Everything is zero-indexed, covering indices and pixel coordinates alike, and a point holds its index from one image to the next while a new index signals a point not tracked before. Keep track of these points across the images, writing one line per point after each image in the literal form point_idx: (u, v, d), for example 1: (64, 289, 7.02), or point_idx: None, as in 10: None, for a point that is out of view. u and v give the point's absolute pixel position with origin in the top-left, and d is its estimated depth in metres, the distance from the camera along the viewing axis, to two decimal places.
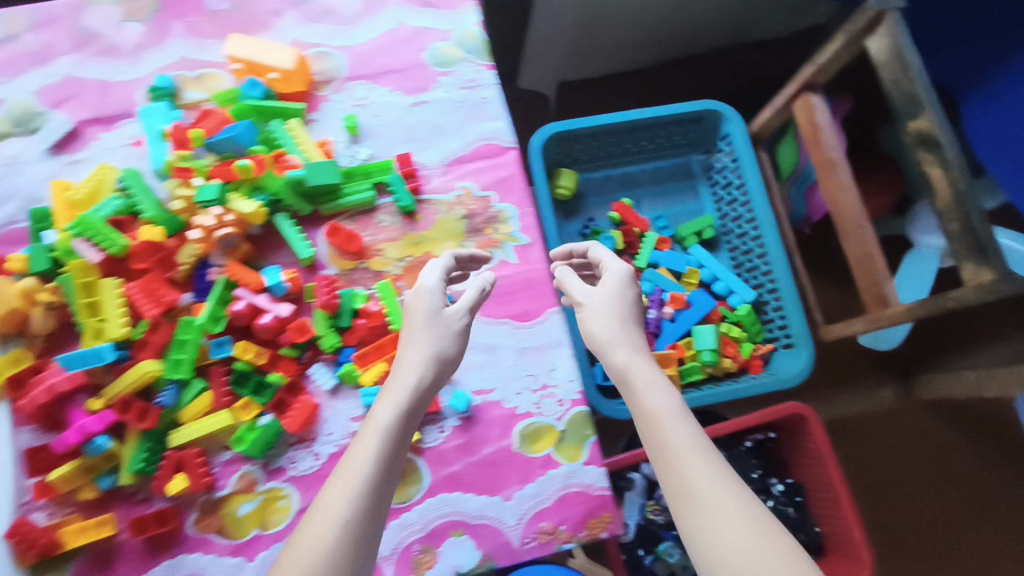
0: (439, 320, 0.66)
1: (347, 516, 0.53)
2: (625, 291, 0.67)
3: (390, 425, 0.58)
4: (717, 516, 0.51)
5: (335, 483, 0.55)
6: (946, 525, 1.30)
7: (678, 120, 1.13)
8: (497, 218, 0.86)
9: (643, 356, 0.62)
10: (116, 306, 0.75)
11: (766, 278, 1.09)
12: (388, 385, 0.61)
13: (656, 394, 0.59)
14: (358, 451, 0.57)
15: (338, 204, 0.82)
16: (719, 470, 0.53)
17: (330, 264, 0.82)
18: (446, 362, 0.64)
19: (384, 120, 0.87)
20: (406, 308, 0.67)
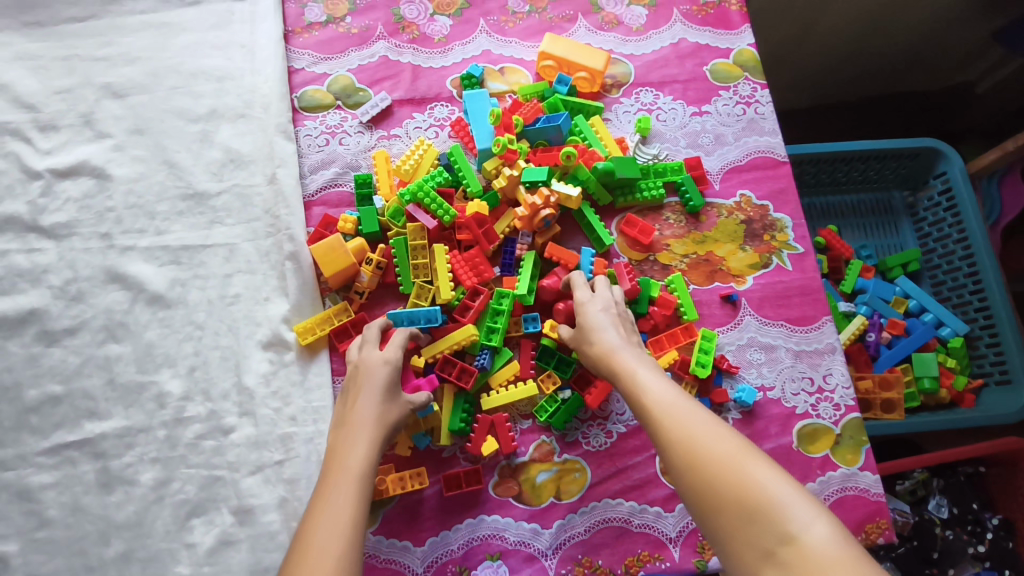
0: (399, 394, 0.69)
1: (340, 535, 0.54)
2: (592, 307, 0.73)
3: (360, 472, 0.60)
4: (690, 446, 0.54)
5: (318, 514, 0.55)
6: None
7: (896, 154, 1.18)
8: (774, 225, 0.91)
9: (622, 347, 0.67)
10: (444, 272, 0.80)
11: (981, 313, 1.11)
12: (353, 434, 0.64)
13: (626, 373, 0.64)
14: (334, 492, 0.58)
15: (634, 196, 0.88)
16: (688, 409, 0.58)
17: (621, 254, 0.87)
18: (395, 423, 0.67)
19: (670, 125, 0.94)
20: (359, 379, 0.69)
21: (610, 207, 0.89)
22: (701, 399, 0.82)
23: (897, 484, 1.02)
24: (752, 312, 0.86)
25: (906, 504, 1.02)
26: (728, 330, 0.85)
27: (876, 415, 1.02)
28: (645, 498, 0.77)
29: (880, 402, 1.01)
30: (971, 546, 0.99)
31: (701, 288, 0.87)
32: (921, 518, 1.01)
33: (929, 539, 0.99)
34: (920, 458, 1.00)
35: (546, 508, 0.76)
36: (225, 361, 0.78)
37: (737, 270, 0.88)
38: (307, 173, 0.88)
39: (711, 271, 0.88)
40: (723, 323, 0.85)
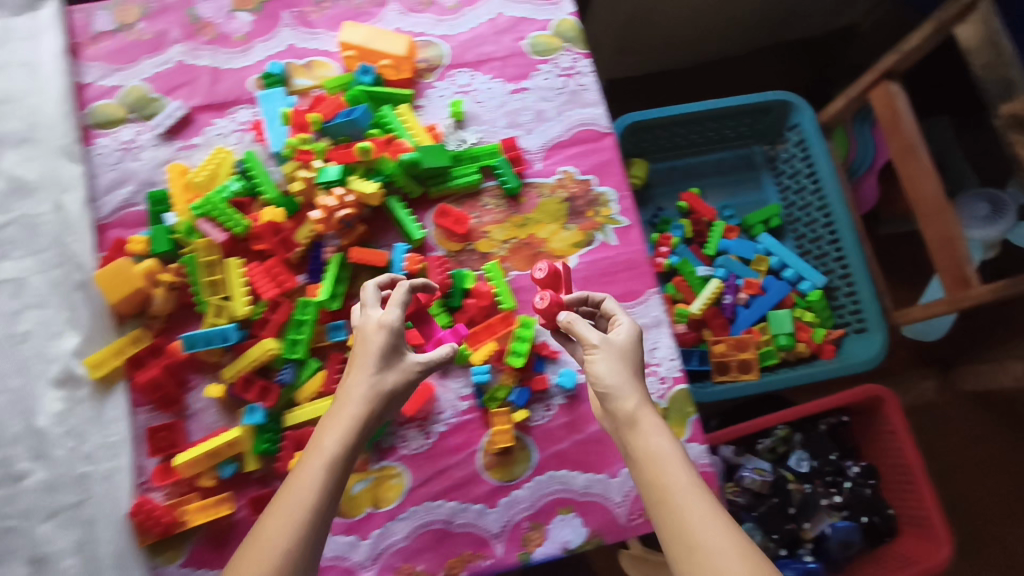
0: (396, 360, 0.66)
1: (291, 539, 0.57)
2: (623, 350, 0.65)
3: (333, 457, 0.61)
4: (705, 556, 0.54)
5: (276, 509, 0.59)
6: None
7: (747, 111, 1.16)
8: (598, 200, 0.88)
9: (648, 408, 0.63)
10: (239, 286, 0.77)
11: (838, 265, 1.11)
12: (338, 414, 0.64)
13: (655, 447, 0.60)
14: (300, 479, 0.60)
15: (447, 186, 0.85)
16: (718, 519, 0.56)
17: (438, 246, 0.84)
18: (388, 395, 0.65)
19: (487, 106, 0.90)
20: (358, 347, 0.67)
21: (424, 198, 0.85)
22: (522, 389, 0.80)
23: (757, 444, 1.05)
24: (576, 293, 0.84)
25: (766, 462, 1.04)
26: None
27: (732, 377, 1.03)
28: (466, 497, 0.76)
29: (734, 364, 1.03)
30: (827, 498, 1.01)
31: (522, 273, 0.85)
32: (780, 474, 1.02)
33: (788, 495, 1.00)
34: (773, 416, 1.01)
35: (363, 519, 0.74)
36: (12, 406, 0.71)
37: (560, 251, 0.85)
38: (100, 195, 0.84)
39: (533, 254, 0.85)
40: None
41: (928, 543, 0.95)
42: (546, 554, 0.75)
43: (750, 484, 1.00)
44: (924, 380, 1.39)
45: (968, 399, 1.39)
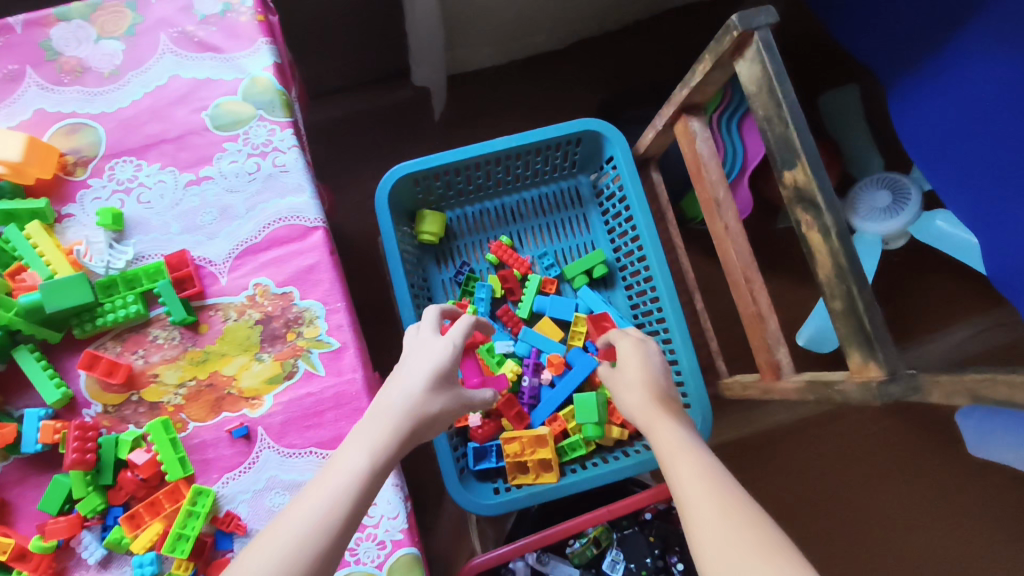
0: (450, 382, 0.65)
1: (319, 520, 0.51)
2: (637, 354, 0.72)
3: (371, 458, 0.56)
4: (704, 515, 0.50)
5: (318, 489, 0.53)
6: (901, 540, 1.27)
7: (553, 143, 0.97)
8: (300, 318, 0.71)
9: (670, 412, 0.64)
10: None
11: (661, 326, 0.94)
12: (387, 412, 0.60)
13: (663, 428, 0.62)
14: (343, 464, 0.55)
15: (94, 325, 0.68)
16: (712, 474, 0.53)
17: (93, 401, 0.67)
18: (435, 410, 0.62)
19: (156, 209, 0.72)
20: (414, 360, 0.65)
21: (72, 339, 0.69)
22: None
23: (568, 546, 0.89)
24: (272, 444, 0.68)
25: (576, 568, 0.88)
26: (240, 475, 0.67)
27: (530, 477, 0.88)
28: None
29: (533, 463, 0.88)
30: None
31: (202, 426, 0.68)
32: None
33: None
34: (575, 524, 0.85)
35: None
36: None
37: (251, 390, 0.69)
38: None
39: (215, 399, 0.69)
40: (232, 467, 0.67)
41: None
42: None
43: None
44: None
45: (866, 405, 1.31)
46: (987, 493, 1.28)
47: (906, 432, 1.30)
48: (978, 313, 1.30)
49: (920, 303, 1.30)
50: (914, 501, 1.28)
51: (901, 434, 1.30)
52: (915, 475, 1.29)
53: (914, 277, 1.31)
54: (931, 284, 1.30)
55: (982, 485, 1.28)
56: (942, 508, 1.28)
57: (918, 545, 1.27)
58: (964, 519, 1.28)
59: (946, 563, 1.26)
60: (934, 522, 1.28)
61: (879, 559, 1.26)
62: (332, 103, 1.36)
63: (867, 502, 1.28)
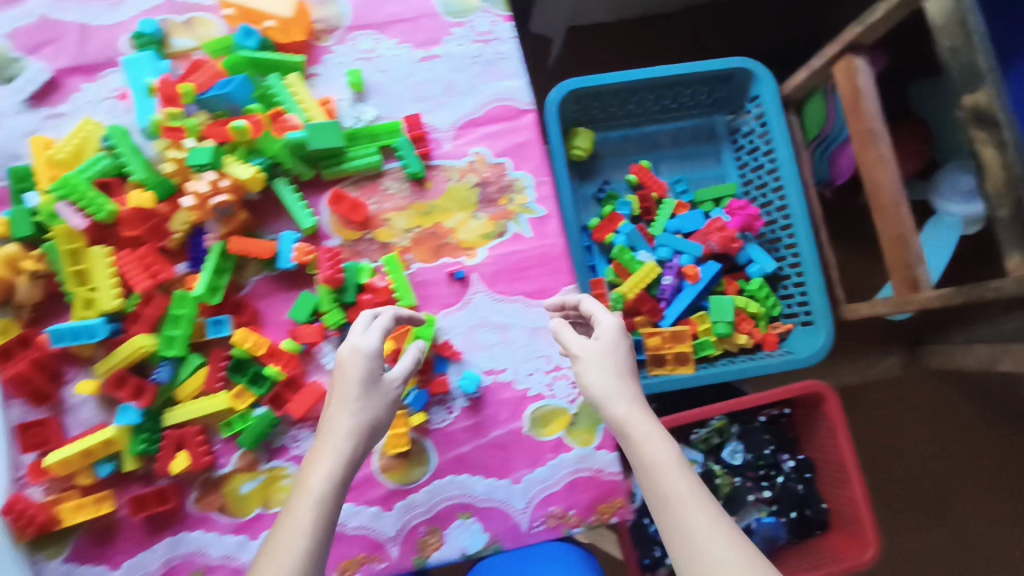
0: (377, 388, 0.63)
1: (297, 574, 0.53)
2: (616, 344, 0.66)
3: (321, 496, 0.58)
4: (688, 535, 0.54)
5: (274, 546, 0.55)
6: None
7: (705, 78, 1.05)
8: (513, 186, 0.80)
9: (640, 412, 0.62)
10: (107, 277, 0.71)
11: (790, 251, 1.04)
12: (321, 452, 0.60)
13: (651, 456, 0.58)
14: (294, 517, 0.56)
15: (341, 169, 0.76)
16: (695, 495, 0.55)
17: (333, 234, 0.77)
18: (372, 421, 0.63)
19: (391, 76, 0.81)
20: (344, 364, 0.64)
21: (318, 181, 0.78)
22: (420, 391, 0.75)
23: (692, 434, 1.00)
24: (484, 289, 0.78)
25: (700, 453, 0.99)
26: (454, 312, 0.77)
27: (667, 369, 0.99)
28: (362, 499, 0.75)
29: (670, 356, 0.98)
30: (755, 493, 0.98)
31: (426, 266, 0.78)
32: (712, 466, 0.98)
33: (717, 488, 0.97)
34: (707, 410, 0.96)
35: (252, 519, 0.74)
36: None
37: (468, 242, 0.79)
38: None
39: (437, 245, 0.78)
40: (450, 304, 0.78)
41: (853, 542, 0.96)
42: (442, 558, 0.75)
43: None
44: (886, 355, 1.32)
45: (927, 373, 1.33)
46: None
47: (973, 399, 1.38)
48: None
49: None
50: (965, 470, 1.31)
51: (956, 405, 1.32)
52: (978, 445, 1.31)
53: None
54: None
55: None
56: None
57: (970, 511, 1.30)
58: None
59: (995, 524, 1.30)
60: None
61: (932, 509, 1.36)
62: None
63: None
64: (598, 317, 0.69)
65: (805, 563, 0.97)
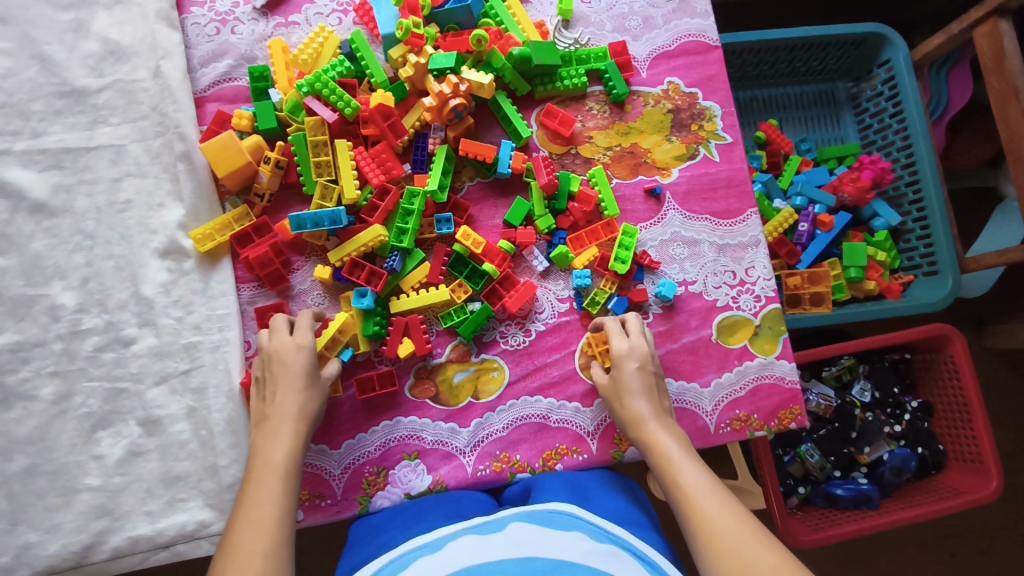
0: (316, 380, 0.68)
1: (271, 537, 0.53)
2: (621, 365, 0.72)
3: (286, 467, 0.60)
4: (700, 514, 0.56)
5: (245, 511, 0.55)
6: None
7: (839, 42, 1.13)
8: (703, 114, 0.86)
9: (654, 426, 0.67)
10: (348, 170, 0.75)
11: (915, 206, 1.10)
12: (277, 434, 0.63)
13: (666, 459, 0.63)
14: (263, 491, 0.57)
15: (554, 85, 0.83)
16: (709, 489, 0.58)
17: (541, 147, 0.83)
18: (316, 410, 0.67)
19: (596, 8, 0.88)
20: (277, 358, 0.68)
21: (530, 98, 0.84)
22: (620, 297, 0.80)
23: (823, 371, 1.05)
24: (677, 207, 0.84)
25: (830, 388, 1.04)
26: (650, 227, 0.83)
27: (802, 309, 1.05)
28: (562, 395, 0.77)
29: (807, 297, 1.04)
30: (888, 426, 1.03)
31: (624, 182, 0.84)
32: (845, 401, 1.03)
33: (850, 420, 1.02)
34: (843, 347, 1.02)
35: (464, 408, 0.76)
36: (120, 271, 0.74)
37: (662, 162, 0.85)
38: (196, 66, 0.81)
39: (635, 164, 0.84)
40: (646, 219, 0.83)
41: (975, 477, 0.99)
42: (638, 453, 0.77)
43: (815, 407, 1.02)
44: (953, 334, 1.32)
45: (993, 356, 1.31)
46: None
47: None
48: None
49: None
50: None
51: None
52: None
53: None
54: None
55: None
56: None
57: None
58: None
59: None
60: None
61: None
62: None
63: None
64: (611, 339, 0.74)
65: (929, 496, 1.00)
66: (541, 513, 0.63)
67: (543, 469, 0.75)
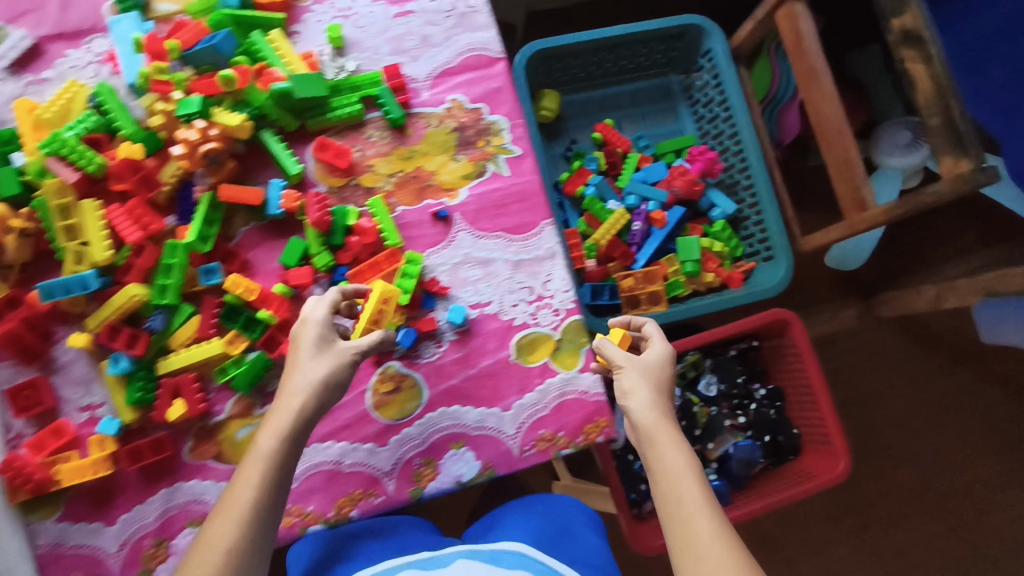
0: (329, 350, 0.66)
1: (232, 539, 0.56)
2: (653, 357, 0.69)
3: (270, 455, 0.60)
4: (695, 541, 0.57)
5: (222, 507, 0.58)
6: (913, 433, 1.46)
7: (659, 37, 1.12)
8: (489, 130, 0.84)
9: (666, 426, 0.63)
10: (98, 230, 0.72)
11: (747, 194, 1.10)
12: (279, 412, 0.63)
13: (665, 462, 0.61)
14: (239, 484, 0.59)
15: (325, 117, 0.80)
16: (711, 519, 0.57)
17: (319, 182, 0.80)
18: (329, 392, 0.64)
19: (370, 32, 0.85)
20: (296, 334, 0.67)
21: (303, 133, 0.81)
22: (408, 329, 0.77)
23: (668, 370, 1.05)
24: (466, 227, 0.82)
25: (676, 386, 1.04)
26: (440, 250, 0.81)
27: (642, 310, 1.04)
28: (355, 437, 0.75)
29: (643, 298, 1.03)
30: (731, 419, 1.03)
31: (410, 209, 0.81)
32: (689, 398, 1.03)
33: (695, 417, 1.01)
34: (683, 344, 1.01)
35: None
36: None
37: (449, 184, 0.82)
38: None
39: (420, 188, 0.82)
40: (435, 243, 0.81)
41: (825, 458, 0.99)
42: (438, 489, 0.76)
43: None
44: None
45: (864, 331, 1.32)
46: (981, 401, 1.47)
47: (918, 345, 1.48)
48: (988, 245, 1.46)
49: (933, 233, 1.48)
50: None
51: None
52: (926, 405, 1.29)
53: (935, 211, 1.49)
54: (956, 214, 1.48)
55: (969, 397, 1.47)
56: (937, 412, 1.47)
57: None
58: (952, 425, 1.47)
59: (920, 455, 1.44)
60: (940, 420, 1.47)
61: (891, 446, 1.45)
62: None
63: (883, 400, 1.46)
64: (650, 344, 0.72)
65: (781, 484, 1.00)
66: (488, 550, 0.65)
67: (338, 518, 0.73)
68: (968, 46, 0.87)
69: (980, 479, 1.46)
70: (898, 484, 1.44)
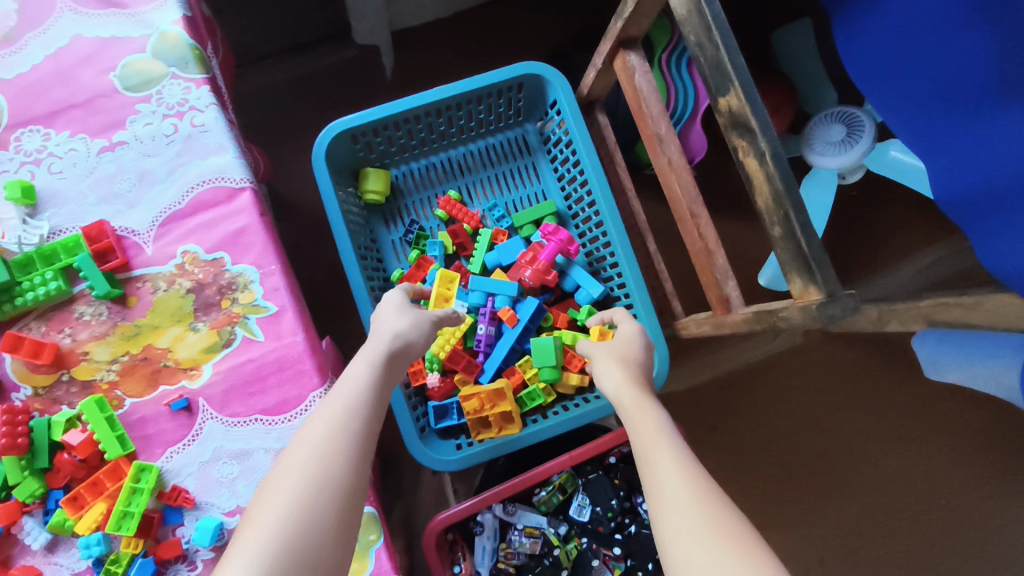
0: (414, 312, 0.68)
1: (332, 429, 0.51)
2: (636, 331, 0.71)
3: (367, 372, 0.57)
4: (656, 477, 0.49)
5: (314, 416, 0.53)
6: (875, 478, 1.27)
7: (494, 91, 0.93)
8: (234, 284, 0.67)
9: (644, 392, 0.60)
10: None
11: (614, 271, 0.93)
12: (366, 348, 0.61)
13: (644, 416, 0.56)
14: (334, 396, 0.54)
15: (13, 305, 0.64)
16: (683, 456, 0.51)
17: (22, 384, 0.65)
18: (416, 340, 0.64)
19: (70, 179, 0.67)
20: (382, 309, 0.68)
21: None
22: (146, 559, 0.63)
23: (535, 495, 0.90)
24: (214, 414, 0.66)
25: (542, 515, 0.90)
26: (184, 448, 0.66)
27: (493, 431, 0.88)
28: None
29: (493, 418, 0.87)
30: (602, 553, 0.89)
31: (140, 400, 0.66)
32: (554, 530, 0.90)
33: (560, 555, 0.88)
34: (541, 471, 0.86)
35: None
36: None
37: (188, 361, 0.66)
38: None
39: (151, 373, 0.66)
40: (175, 440, 0.66)
41: None
42: None
43: (520, 548, 0.88)
44: None
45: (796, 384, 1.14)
46: (951, 436, 1.27)
47: (869, 378, 1.28)
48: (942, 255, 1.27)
49: (881, 250, 1.27)
50: None
51: None
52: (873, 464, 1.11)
53: (884, 222, 1.28)
54: (907, 226, 1.27)
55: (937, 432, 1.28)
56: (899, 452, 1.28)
57: None
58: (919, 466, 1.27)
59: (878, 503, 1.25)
60: (906, 458, 1.27)
61: (852, 493, 1.27)
62: (256, 74, 1.23)
63: (838, 441, 1.27)
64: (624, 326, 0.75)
65: None
66: None
67: None
68: (876, 58, 0.79)
69: (960, 516, 1.26)
70: (862, 533, 1.26)
